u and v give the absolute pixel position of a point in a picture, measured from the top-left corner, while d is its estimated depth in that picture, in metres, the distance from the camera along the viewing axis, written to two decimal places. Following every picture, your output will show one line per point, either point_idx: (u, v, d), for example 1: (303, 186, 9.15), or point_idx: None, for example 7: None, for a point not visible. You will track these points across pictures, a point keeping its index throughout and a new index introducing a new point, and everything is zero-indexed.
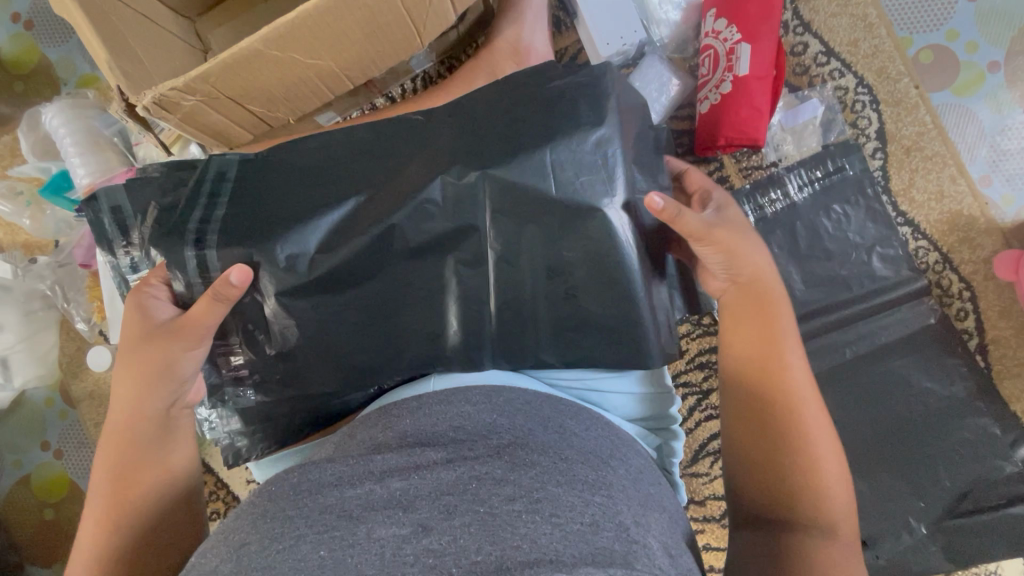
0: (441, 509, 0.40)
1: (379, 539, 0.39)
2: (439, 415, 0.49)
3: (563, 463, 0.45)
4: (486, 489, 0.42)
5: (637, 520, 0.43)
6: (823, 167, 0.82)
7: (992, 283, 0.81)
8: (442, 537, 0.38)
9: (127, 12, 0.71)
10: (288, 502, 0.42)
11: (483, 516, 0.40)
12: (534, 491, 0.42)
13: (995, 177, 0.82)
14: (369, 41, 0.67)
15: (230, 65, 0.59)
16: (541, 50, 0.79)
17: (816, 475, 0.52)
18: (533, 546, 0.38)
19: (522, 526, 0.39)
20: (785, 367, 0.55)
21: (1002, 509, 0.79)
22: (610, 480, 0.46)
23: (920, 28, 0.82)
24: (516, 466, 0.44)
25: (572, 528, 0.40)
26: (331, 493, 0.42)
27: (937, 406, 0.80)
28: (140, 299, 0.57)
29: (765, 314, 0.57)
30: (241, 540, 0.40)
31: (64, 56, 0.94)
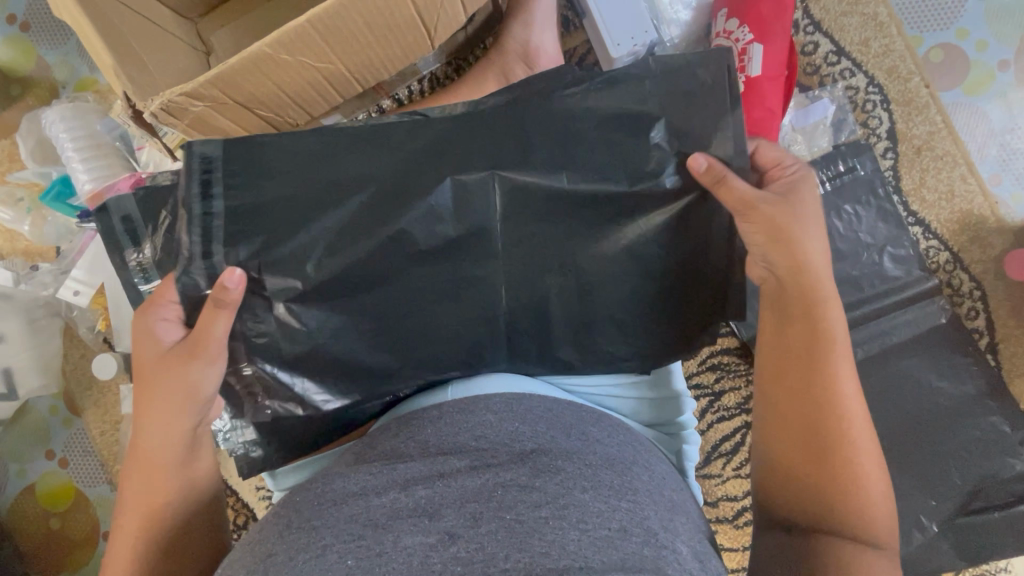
0: (468, 516, 0.40)
1: (406, 548, 0.38)
2: (461, 423, 0.48)
3: (588, 469, 0.44)
4: (512, 496, 0.41)
5: (664, 525, 0.43)
6: (835, 166, 0.82)
7: (1001, 282, 0.81)
8: (470, 544, 0.38)
9: (130, 14, 0.69)
10: (311, 512, 0.41)
11: (510, 523, 0.39)
12: (561, 497, 0.41)
13: (1005, 176, 0.82)
14: (380, 44, 0.66)
15: (241, 69, 0.58)
16: (550, 51, 0.78)
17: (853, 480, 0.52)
18: (562, 553, 0.38)
19: (550, 533, 0.39)
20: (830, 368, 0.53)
21: (1012, 507, 0.79)
22: (635, 485, 0.45)
23: (931, 27, 0.82)
24: (540, 472, 0.43)
25: (600, 535, 0.39)
26: (354, 503, 0.41)
27: (948, 405, 0.80)
28: (149, 321, 0.55)
29: (812, 311, 0.55)
30: (267, 551, 0.40)
31: (62, 58, 0.92)
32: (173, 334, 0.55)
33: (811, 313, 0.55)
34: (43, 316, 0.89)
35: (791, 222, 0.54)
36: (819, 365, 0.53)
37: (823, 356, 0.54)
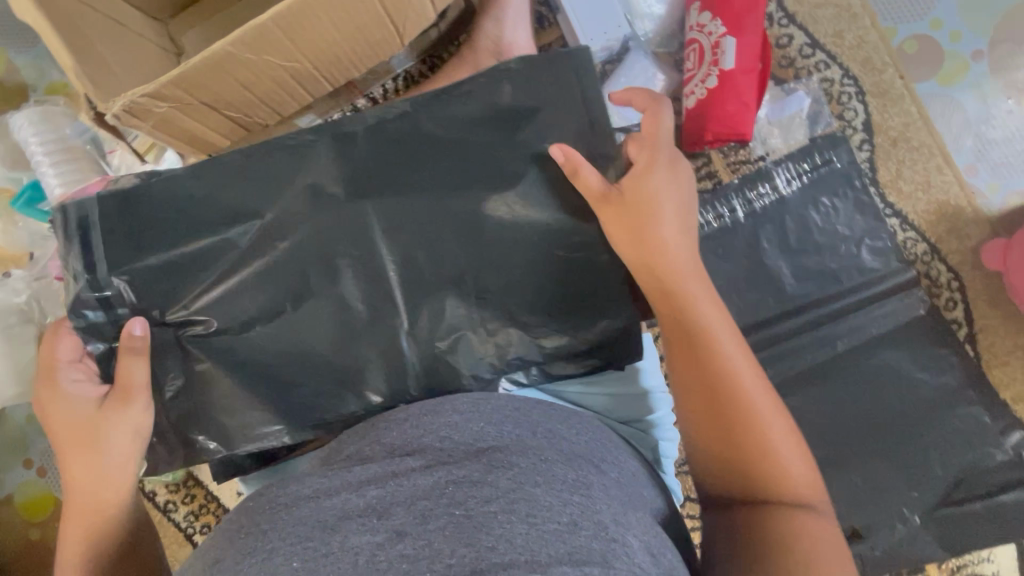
0: (418, 514, 0.39)
1: (352, 547, 0.37)
2: (425, 426, 0.47)
3: (543, 463, 0.44)
4: (463, 492, 0.40)
5: (617, 518, 0.42)
6: (811, 159, 0.81)
7: (979, 272, 0.81)
8: (417, 541, 0.37)
9: (94, 16, 0.68)
10: (262, 517, 0.41)
11: (459, 519, 0.38)
12: (512, 491, 0.40)
13: (981, 166, 0.82)
14: (347, 42, 0.65)
15: (203, 69, 0.57)
16: (524, 46, 0.78)
17: (764, 441, 0.51)
18: (507, 548, 0.37)
19: (498, 527, 0.38)
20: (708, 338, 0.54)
21: (993, 497, 0.79)
22: (591, 479, 0.44)
23: (904, 18, 0.82)
24: (494, 467, 0.42)
25: (550, 528, 0.38)
26: (306, 505, 0.40)
27: (928, 396, 0.80)
28: (59, 386, 0.56)
29: (675, 294, 0.55)
30: (215, 557, 0.39)
31: (33, 62, 0.91)
32: (93, 391, 0.57)
33: (681, 291, 0.55)
34: (16, 324, 0.86)
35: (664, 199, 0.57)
36: (697, 340, 0.54)
37: (699, 330, 0.54)
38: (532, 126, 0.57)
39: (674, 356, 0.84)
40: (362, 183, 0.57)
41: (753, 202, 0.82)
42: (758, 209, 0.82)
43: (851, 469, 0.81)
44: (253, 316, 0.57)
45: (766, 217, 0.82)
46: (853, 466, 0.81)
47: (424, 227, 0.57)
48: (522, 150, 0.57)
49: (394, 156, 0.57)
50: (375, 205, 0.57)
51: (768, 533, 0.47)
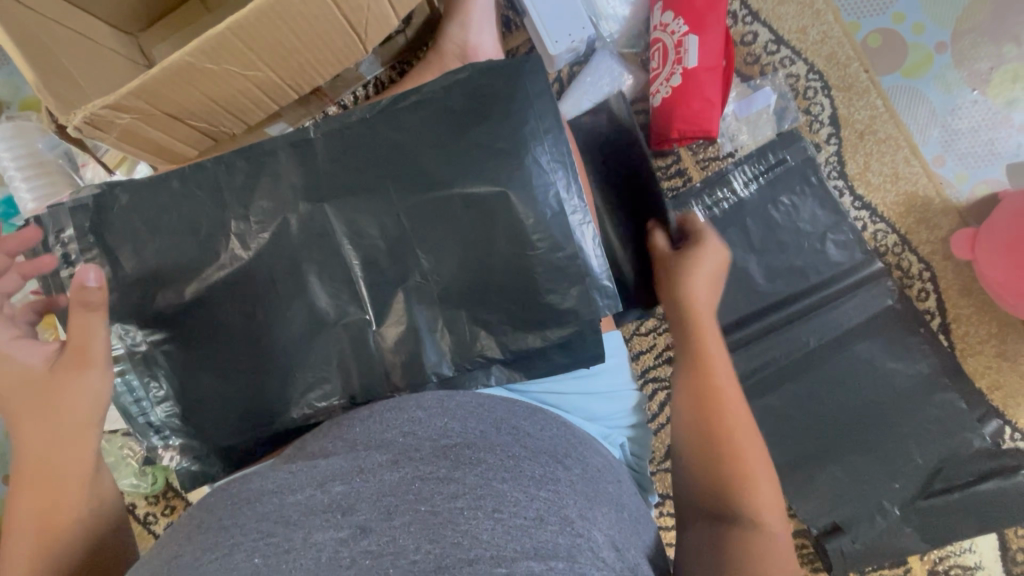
0: (382, 510, 0.38)
1: (315, 544, 0.35)
2: (388, 421, 0.46)
3: (511, 459, 0.43)
4: (428, 488, 0.39)
5: (584, 513, 0.42)
6: (766, 160, 0.82)
7: (950, 262, 0.82)
8: (381, 538, 0.36)
9: (58, 30, 0.69)
10: (222, 512, 0.39)
11: (424, 515, 0.37)
12: (479, 487, 0.39)
13: (948, 156, 0.82)
14: (308, 49, 0.65)
15: (163, 80, 0.58)
16: (489, 50, 0.79)
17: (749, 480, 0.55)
18: (474, 544, 0.36)
19: (463, 523, 0.37)
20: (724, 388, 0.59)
21: (973, 486, 0.79)
22: (558, 474, 0.44)
23: (866, 13, 0.82)
24: (461, 463, 0.41)
25: (516, 523, 0.38)
26: (268, 500, 0.38)
27: (904, 386, 0.80)
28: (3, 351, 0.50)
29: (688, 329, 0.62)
30: (173, 553, 0.37)
31: (7, 78, 0.91)
32: (39, 351, 0.50)
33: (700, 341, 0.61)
34: None
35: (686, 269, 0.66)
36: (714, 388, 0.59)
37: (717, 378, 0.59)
38: (491, 128, 0.58)
39: (649, 354, 0.84)
40: (324, 188, 0.58)
41: (712, 208, 0.83)
42: (717, 214, 0.83)
43: (831, 462, 0.80)
44: (220, 321, 0.57)
45: (728, 220, 0.83)
46: (832, 459, 0.80)
47: (385, 230, 0.57)
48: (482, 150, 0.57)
49: (354, 161, 0.58)
50: (337, 209, 0.57)
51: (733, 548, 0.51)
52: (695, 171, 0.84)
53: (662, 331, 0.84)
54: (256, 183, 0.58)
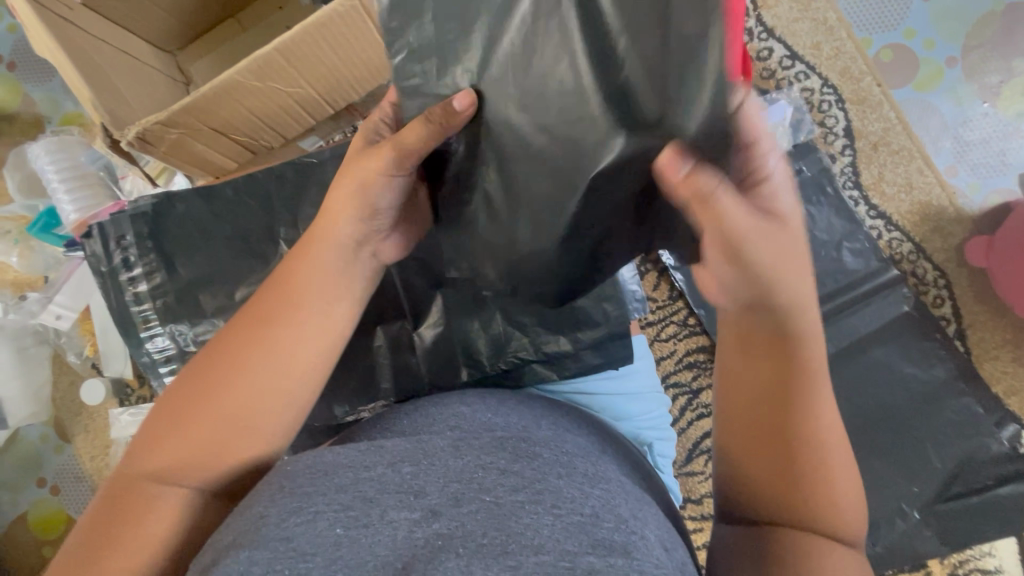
0: (450, 496, 0.41)
1: (391, 521, 0.39)
2: (437, 416, 0.51)
3: (563, 456, 0.46)
4: (491, 479, 0.42)
5: (635, 513, 0.44)
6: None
7: (964, 269, 0.84)
8: (451, 522, 0.39)
9: (108, 49, 0.72)
10: (305, 480, 0.42)
11: (489, 505, 0.40)
12: (537, 481, 0.42)
13: (960, 167, 0.85)
14: (348, 67, 0.68)
15: (213, 97, 0.61)
16: None
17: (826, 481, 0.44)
18: (536, 535, 0.38)
19: (525, 516, 0.39)
20: (812, 377, 0.46)
21: (991, 490, 0.80)
22: (608, 475, 0.46)
23: (878, 29, 0.85)
24: (519, 457, 0.44)
25: (573, 519, 0.40)
26: (345, 473, 0.42)
27: (921, 390, 0.82)
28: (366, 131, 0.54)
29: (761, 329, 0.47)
30: (258, 513, 0.40)
31: (48, 95, 0.95)
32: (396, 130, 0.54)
33: (783, 321, 0.46)
34: (31, 345, 0.91)
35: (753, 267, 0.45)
36: (797, 379, 0.46)
37: (802, 368, 0.46)
38: None
39: (670, 360, 0.86)
40: None
41: None
42: None
43: None
44: None
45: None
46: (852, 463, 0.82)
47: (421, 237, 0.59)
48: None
49: None
50: None
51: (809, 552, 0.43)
52: None
53: (683, 337, 0.86)
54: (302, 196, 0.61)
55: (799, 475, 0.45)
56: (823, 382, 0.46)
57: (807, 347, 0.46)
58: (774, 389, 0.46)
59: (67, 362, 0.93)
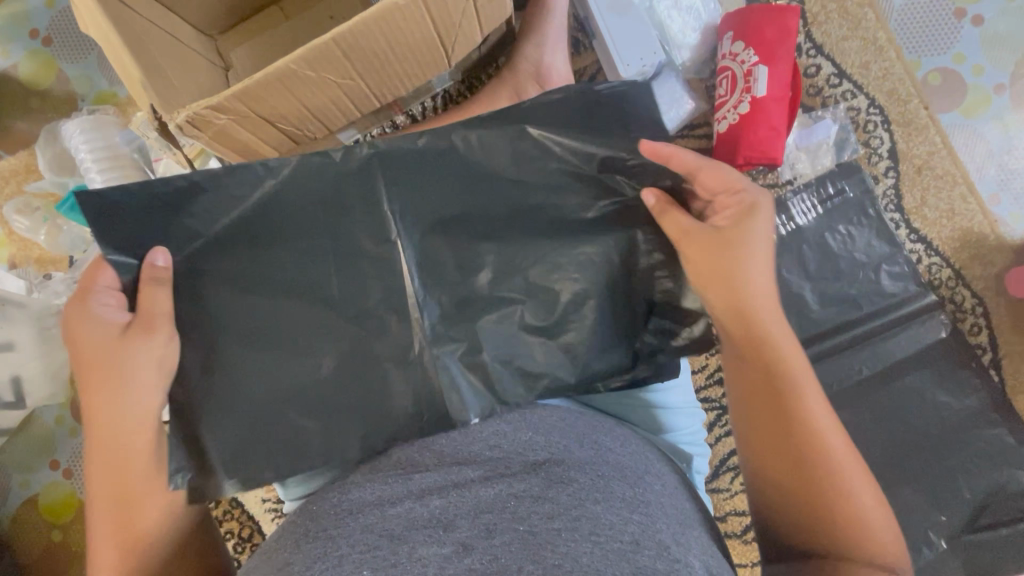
0: (483, 528, 0.39)
1: (421, 558, 0.38)
2: (475, 436, 0.48)
3: (600, 479, 0.43)
4: (525, 507, 0.40)
5: (676, 539, 0.42)
6: (824, 189, 0.84)
7: (1003, 299, 0.83)
8: (484, 555, 0.38)
9: (154, 29, 0.71)
10: (330, 521, 0.41)
11: (524, 534, 0.39)
12: (574, 508, 0.40)
13: (1003, 196, 0.84)
14: (400, 62, 0.67)
15: (267, 83, 0.60)
16: (562, 71, 0.81)
17: (811, 445, 0.52)
18: (574, 565, 0.37)
19: (562, 545, 0.38)
20: (813, 435, 0.52)
21: (1020, 523, 0.79)
22: (648, 497, 0.44)
23: (928, 51, 0.85)
24: (553, 482, 0.42)
25: (612, 547, 0.38)
26: (370, 512, 0.41)
27: (954, 418, 0.81)
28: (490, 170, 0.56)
29: (753, 320, 0.55)
30: (284, 560, 0.39)
31: (83, 73, 0.94)
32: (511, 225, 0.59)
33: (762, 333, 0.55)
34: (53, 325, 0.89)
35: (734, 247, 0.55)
36: (767, 386, 0.54)
37: (781, 369, 0.54)
38: None
39: (702, 375, 0.85)
40: None
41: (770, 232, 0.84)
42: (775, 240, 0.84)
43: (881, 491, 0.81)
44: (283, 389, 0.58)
45: (784, 247, 0.84)
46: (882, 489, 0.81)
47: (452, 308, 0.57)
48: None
49: None
50: None
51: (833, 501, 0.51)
52: None
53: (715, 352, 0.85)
54: None
55: (811, 495, 0.51)
56: (794, 367, 0.54)
57: (779, 340, 0.55)
58: (753, 387, 0.55)
59: None
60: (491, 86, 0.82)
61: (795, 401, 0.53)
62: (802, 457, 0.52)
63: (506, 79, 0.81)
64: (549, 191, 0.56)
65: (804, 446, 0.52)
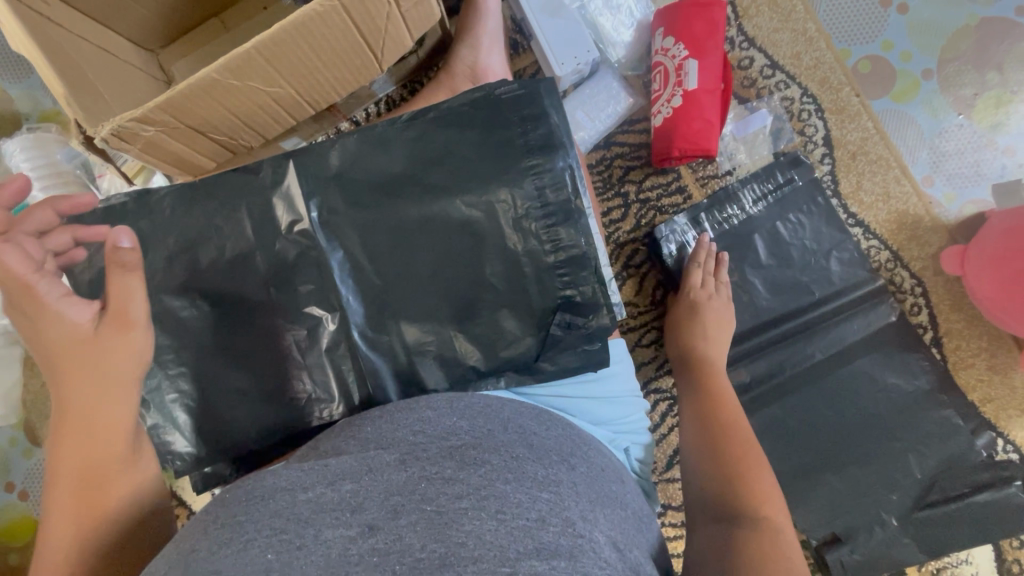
0: (390, 509, 0.38)
1: (326, 541, 0.36)
2: (399, 421, 0.48)
3: (514, 461, 0.43)
4: (435, 488, 0.39)
5: (585, 516, 0.42)
6: (774, 179, 0.85)
7: (940, 277, 0.85)
8: (388, 536, 0.36)
9: (84, 45, 0.71)
10: (238, 507, 0.38)
11: (430, 515, 0.37)
12: (483, 488, 0.40)
13: (937, 177, 0.86)
14: (327, 69, 0.68)
15: (189, 95, 0.60)
16: (498, 71, 0.82)
17: (735, 441, 0.64)
18: (477, 545, 0.36)
19: (467, 524, 0.37)
20: (734, 433, 0.65)
21: (968, 497, 0.80)
22: (560, 478, 0.44)
23: (857, 40, 0.87)
24: (467, 465, 0.41)
25: (519, 524, 0.38)
26: (281, 497, 0.38)
27: (898, 396, 0.83)
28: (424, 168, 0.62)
29: (699, 351, 0.77)
30: (190, 547, 0.37)
31: (26, 92, 0.94)
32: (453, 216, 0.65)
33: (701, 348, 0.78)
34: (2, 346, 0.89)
35: (704, 305, 0.80)
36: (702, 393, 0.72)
37: (708, 380, 0.73)
38: (507, 152, 0.62)
39: (651, 365, 0.86)
40: (353, 208, 0.62)
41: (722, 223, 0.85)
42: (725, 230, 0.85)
43: (831, 471, 0.82)
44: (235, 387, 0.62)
45: (736, 237, 0.85)
46: (832, 469, 0.82)
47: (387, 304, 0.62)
48: (478, 170, 0.62)
49: (387, 187, 0.62)
50: (353, 219, 0.62)
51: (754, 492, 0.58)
52: (695, 188, 0.87)
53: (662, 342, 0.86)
54: (276, 203, 0.62)
55: (732, 480, 0.60)
56: (722, 386, 0.72)
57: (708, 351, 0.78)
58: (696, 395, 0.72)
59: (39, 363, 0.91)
60: (429, 89, 0.83)
61: (722, 408, 0.69)
62: (727, 447, 0.63)
63: (444, 81, 0.82)
64: (470, 194, 0.62)
65: (731, 440, 0.64)
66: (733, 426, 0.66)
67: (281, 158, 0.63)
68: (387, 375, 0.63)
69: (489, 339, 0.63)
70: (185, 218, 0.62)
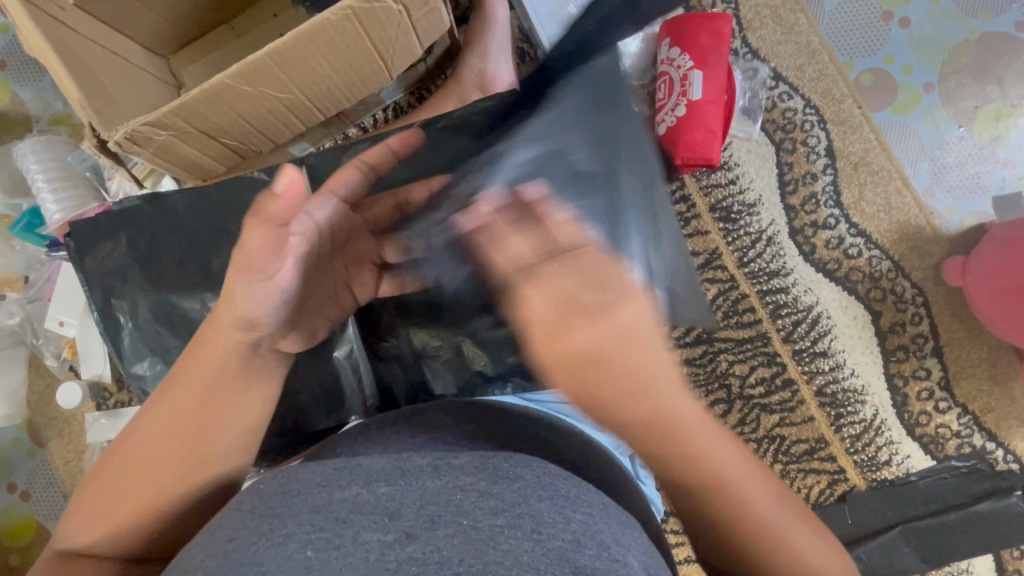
0: (426, 518, 0.37)
1: (364, 543, 0.36)
2: None
3: (546, 477, 0.42)
4: (470, 502, 0.39)
5: (618, 539, 0.39)
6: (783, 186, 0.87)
7: (941, 288, 0.85)
8: (426, 545, 0.36)
9: (99, 50, 0.72)
10: (271, 502, 0.39)
11: (467, 529, 0.37)
12: (518, 504, 0.39)
13: (937, 189, 0.87)
14: (337, 76, 0.69)
15: (201, 100, 0.61)
16: (506, 80, 0.83)
17: (715, 472, 0.44)
18: (514, 562, 0.35)
19: (503, 542, 0.36)
20: (715, 462, 0.43)
21: (968, 508, 0.81)
22: (592, 496, 0.42)
23: (859, 53, 0.88)
24: (499, 479, 0.41)
25: (554, 546, 0.36)
26: (318, 493, 0.39)
27: (897, 405, 0.84)
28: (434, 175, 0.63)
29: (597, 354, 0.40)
30: (229, 536, 0.38)
31: (37, 94, 0.95)
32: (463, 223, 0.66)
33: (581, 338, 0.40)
34: (8, 346, 0.89)
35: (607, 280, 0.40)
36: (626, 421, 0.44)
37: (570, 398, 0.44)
38: None
39: None
40: None
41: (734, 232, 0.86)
42: (735, 238, 0.86)
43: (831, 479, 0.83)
44: None
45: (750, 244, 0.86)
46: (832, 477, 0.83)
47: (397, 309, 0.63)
48: None
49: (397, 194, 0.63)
50: None
51: (760, 521, 0.45)
52: (698, 197, 0.87)
53: None
54: None
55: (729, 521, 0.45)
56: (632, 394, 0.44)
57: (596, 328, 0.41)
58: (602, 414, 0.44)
59: (44, 364, 0.91)
60: (438, 97, 0.84)
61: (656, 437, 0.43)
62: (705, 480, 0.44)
63: (452, 90, 0.83)
64: None
65: (712, 471, 0.44)
66: (711, 453, 0.44)
67: (293, 165, 0.64)
68: (395, 379, 0.64)
69: (496, 344, 0.64)
70: (199, 222, 0.62)
